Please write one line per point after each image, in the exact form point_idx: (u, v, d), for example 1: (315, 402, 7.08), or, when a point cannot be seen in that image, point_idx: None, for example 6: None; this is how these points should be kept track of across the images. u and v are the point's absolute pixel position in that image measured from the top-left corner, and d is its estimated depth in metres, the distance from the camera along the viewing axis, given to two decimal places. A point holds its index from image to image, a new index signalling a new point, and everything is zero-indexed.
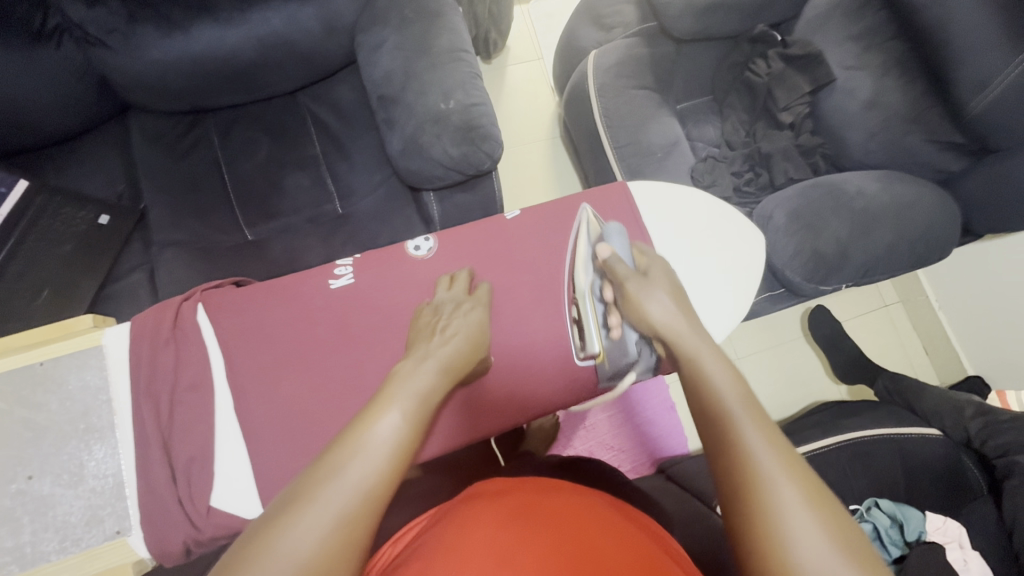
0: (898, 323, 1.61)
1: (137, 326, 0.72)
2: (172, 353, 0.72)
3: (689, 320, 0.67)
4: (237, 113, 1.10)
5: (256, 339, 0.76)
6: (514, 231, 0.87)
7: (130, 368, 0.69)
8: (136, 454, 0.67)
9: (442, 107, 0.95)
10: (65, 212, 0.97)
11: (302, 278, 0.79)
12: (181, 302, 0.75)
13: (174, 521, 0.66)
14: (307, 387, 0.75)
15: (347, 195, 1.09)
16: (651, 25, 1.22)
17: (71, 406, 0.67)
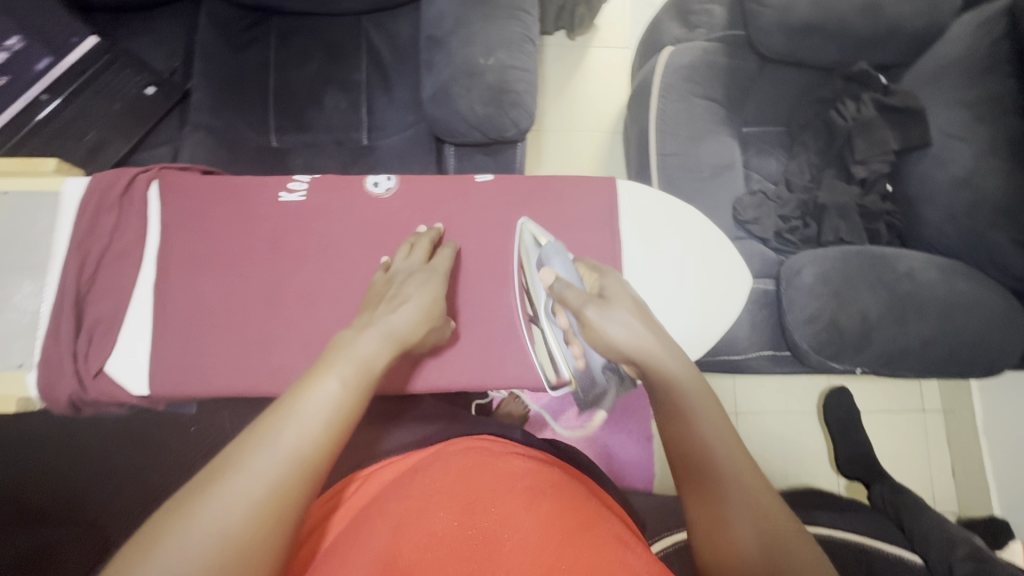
0: (931, 435, 1.43)
1: (93, 183, 0.74)
2: (114, 217, 0.74)
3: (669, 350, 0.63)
4: (299, 22, 1.12)
5: (197, 229, 0.77)
6: (478, 198, 0.82)
7: (74, 222, 0.73)
8: (53, 301, 0.71)
9: (480, 62, 0.91)
10: (122, 74, 1.04)
11: (258, 183, 0.79)
12: (138, 174, 0.76)
13: (62, 371, 0.69)
14: (230, 288, 0.76)
15: (378, 128, 1.09)
16: (741, 34, 1.10)
17: (19, 241, 0.72)
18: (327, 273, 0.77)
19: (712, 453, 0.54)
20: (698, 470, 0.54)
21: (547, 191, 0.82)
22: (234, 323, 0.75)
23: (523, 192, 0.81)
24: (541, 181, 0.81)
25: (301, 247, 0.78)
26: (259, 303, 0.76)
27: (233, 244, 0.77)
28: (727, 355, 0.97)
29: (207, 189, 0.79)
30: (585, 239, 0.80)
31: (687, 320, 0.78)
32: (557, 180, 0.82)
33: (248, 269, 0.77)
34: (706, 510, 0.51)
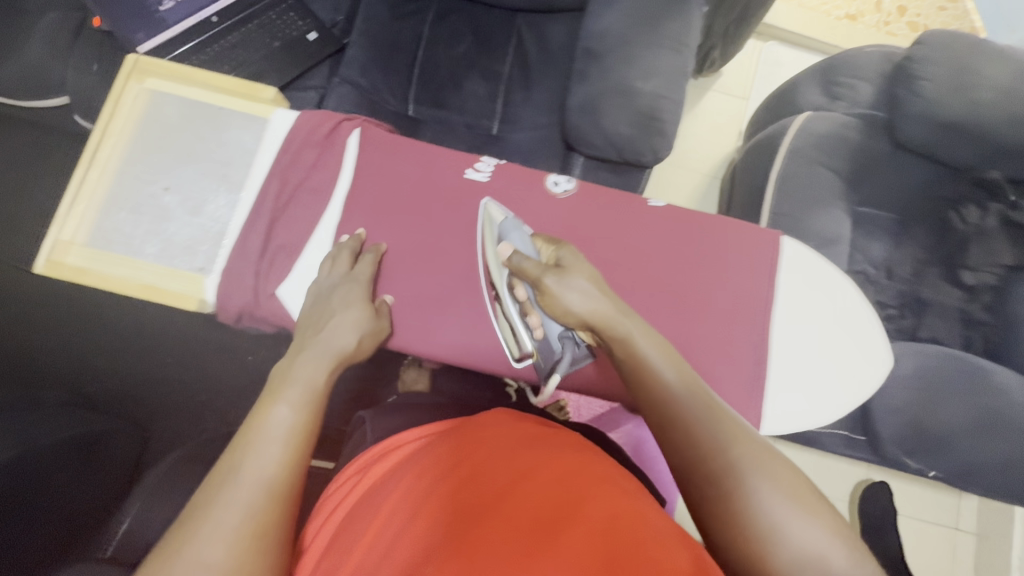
0: (958, 554, 1.41)
1: (300, 119, 0.78)
2: (314, 154, 0.77)
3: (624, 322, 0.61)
4: (459, 6, 1.16)
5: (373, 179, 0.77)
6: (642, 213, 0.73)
7: (279, 150, 0.77)
8: (245, 218, 0.74)
9: (637, 84, 0.92)
10: (288, 17, 1.10)
11: (449, 152, 0.79)
12: (343, 120, 0.78)
13: (244, 286, 0.72)
14: (395, 245, 0.76)
15: (509, 122, 1.11)
16: (880, 115, 1.12)
17: (225, 156, 0.76)
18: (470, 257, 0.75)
19: (700, 431, 0.52)
20: (689, 459, 0.52)
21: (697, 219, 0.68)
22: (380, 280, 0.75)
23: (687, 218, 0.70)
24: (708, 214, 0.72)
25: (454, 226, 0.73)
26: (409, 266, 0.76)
27: (397, 203, 0.77)
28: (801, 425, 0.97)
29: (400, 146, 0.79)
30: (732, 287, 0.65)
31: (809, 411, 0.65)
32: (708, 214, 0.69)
33: (407, 232, 0.76)
34: (707, 494, 0.50)
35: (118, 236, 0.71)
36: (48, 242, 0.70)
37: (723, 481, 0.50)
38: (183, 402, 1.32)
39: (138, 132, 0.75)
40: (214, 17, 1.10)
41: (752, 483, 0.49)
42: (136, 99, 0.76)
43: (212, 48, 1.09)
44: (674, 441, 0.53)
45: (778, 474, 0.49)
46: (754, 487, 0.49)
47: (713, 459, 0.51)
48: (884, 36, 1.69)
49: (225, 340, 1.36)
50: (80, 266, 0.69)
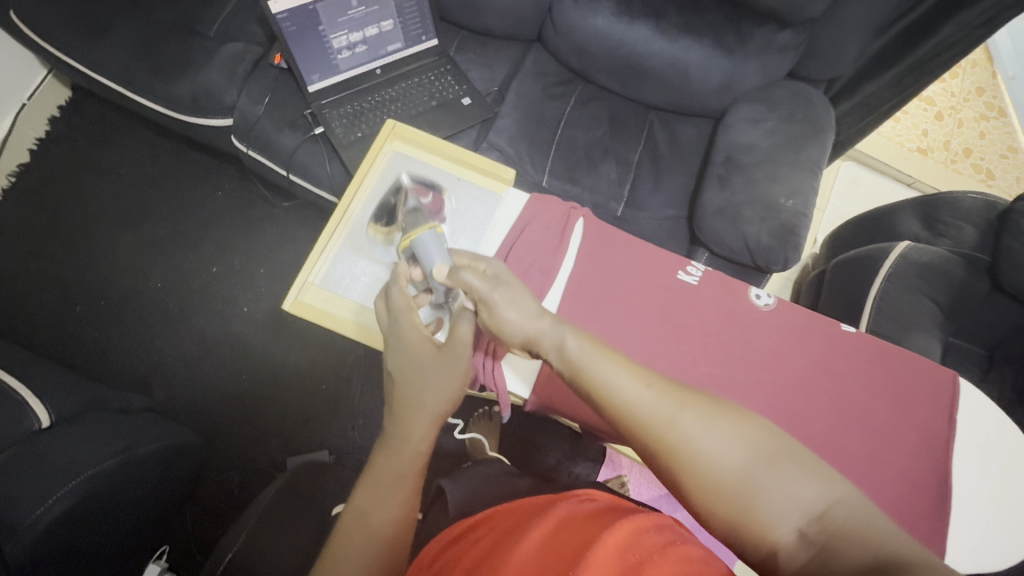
0: None
1: (532, 203, 0.78)
2: (541, 238, 0.75)
3: (540, 318, 0.59)
4: (599, 94, 1.25)
5: (586, 260, 0.75)
6: (845, 347, 0.71)
7: (511, 230, 0.76)
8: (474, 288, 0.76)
9: (781, 200, 1.00)
10: (448, 81, 1.19)
11: (658, 252, 0.77)
12: (570, 209, 0.78)
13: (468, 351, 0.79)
14: None
15: (635, 207, 1.17)
16: (983, 258, 1.20)
17: (461, 221, 0.78)
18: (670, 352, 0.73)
19: (643, 410, 0.50)
20: (648, 447, 0.50)
21: (893, 354, 0.71)
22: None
23: (884, 360, 0.71)
24: (906, 356, 0.71)
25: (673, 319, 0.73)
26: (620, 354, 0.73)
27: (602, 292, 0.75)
28: None
29: (612, 238, 0.76)
30: (924, 425, 0.69)
31: (982, 552, 0.65)
32: (898, 350, 0.72)
33: None
34: (681, 481, 0.47)
35: (356, 283, 0.74)
36: (296, 286, 0.73)
37: (680, 456, 0.48)
38: (249, 424, 1.29)
39: (385, 190, 0.79)
40: (378, 70, 1.17)
41: (705, 440, 0.47)
42: (382, 161, 0.79)
43: (372, 96, 1.16)
44: (629, 434, 0.51)
45: (727, 422, 0.48)
46: (714, 450, 0.47)
47: (666, 439, 0.48)
48: (953, 173, 1.80)
49: (300, 367, 1.33)
50: (321, 313, 0.71)
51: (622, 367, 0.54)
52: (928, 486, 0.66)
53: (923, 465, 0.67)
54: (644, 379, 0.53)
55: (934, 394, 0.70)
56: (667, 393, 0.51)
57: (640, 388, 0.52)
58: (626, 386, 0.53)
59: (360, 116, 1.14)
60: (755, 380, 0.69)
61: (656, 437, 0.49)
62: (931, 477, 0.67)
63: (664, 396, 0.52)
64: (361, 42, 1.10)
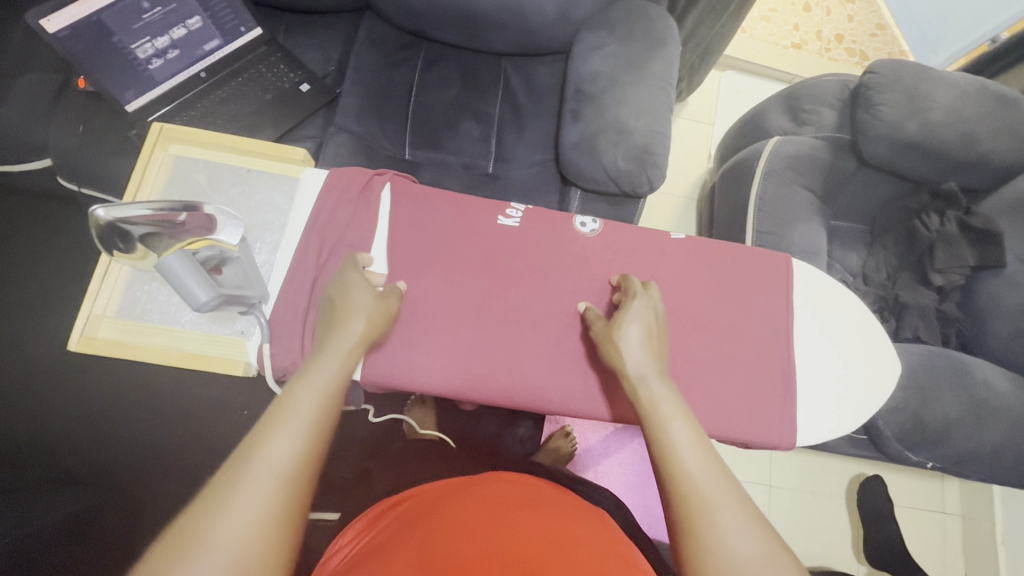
0: (949, 535, 1.54)
1: (332, 177, 0.76)
2: (350, 210, 0.74)
3: (661, 380, 0.61)
4: (446, 51, 1.20)
5: (425, 228, 0.77)
6: (671, 250, 0.76)
7: (314, 211, 0.73)
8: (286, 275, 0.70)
9: (631, 122, 0.99)
10: (280, 69, 1.11)
11: (476, 203, 0.80)
12: (374, 175, 0.78)
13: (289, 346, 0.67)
14: (444, 291, 0.75)
15: (505, 160, 1.15)
16: (845, 138, 1.23)
17: (260, 213, 0.73)
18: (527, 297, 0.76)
19: (696, 480, 0.50)
20: (679, 501, 0.49)
21: (726, 248, 0.77)
22: (442, 320, 0.74)
23: (709, 255, 0.76)
24: (725, 248, 0.77)
25: (522, 267, 0.77)
26: (479, 310, 0.75)
27: (433, 250, 0.77)
28: None
29: (431, 198, 0.79)
30: (764, 308, 0.74)
31: (834, 414, 0.71)
32: (728, 245, 0.78)
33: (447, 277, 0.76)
34: (692, 560, 0.46)
35: (149, 305, 0.67)
36: (81, 318, 0.65)
37: (706, 541, 0.46)
38: None
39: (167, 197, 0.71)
40: (203, 73, 1.08)
41: (735, 535, 0.46)
42: (162, 166, 0.72)
43: (201, 103, 1.08)
44: (666, 487, 0.51)
45: (765, 531, 0.46)
46: (744, 546, 0.45)
47: (698, 519, 0.47)
48: (828, 61, 1.83)
49: (212, 397, 1.28)
50: (115, 340, 0.65)
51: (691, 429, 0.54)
52: (776, 367, 0.72)
53: (766, 346, 0.73)
54: (713, 459, 0.51)
55: (759, 275, 0.75)
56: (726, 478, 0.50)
57: (698, 456, 0.51)
58: (689, 449, 0.52)
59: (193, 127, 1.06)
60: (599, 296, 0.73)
61: (695, 504, 0.48)
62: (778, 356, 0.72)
63: (721, 479, 0.50)
64: (171, 46, 1.00)
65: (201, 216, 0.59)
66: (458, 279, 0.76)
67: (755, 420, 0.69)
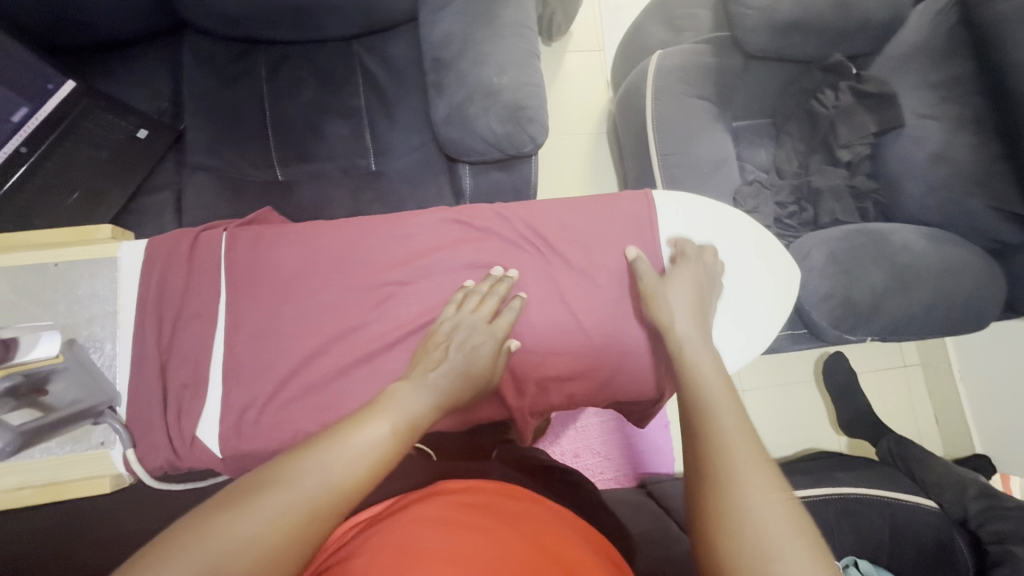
0: (912, 385, 1.62)
1: (153, 247, 0.71)
2: (181, 275, 0.70)
3: (706, 345, 0.66)
4: (290, 50, 1.09)
5: (263, 266, 0.71)
6: (543, 215, 0.76)
7: (141, 288, 0.69)
8: (132, 367, 0.68)
9: (495, 81, 0.92)
10: (107, 120, 1.00)
11: (314, 226, 0.73)
12: (199, 233, 0.72)
13: (155, 441, 0.66)
14: (291, 321, 0.69)
15: (384, 153, 1.08)
16: (724, 35, 1.17)
17: (81, 311, 0.69)
18: (392, 318, 0.70)
19: (734, 481, 0.48)
20: (715, 501, 0.48)
21: (606, 200, 0.78)
22: (316, 368, 0.68)
23: (578, 211, 0.77)
24: (600, 201, 0.78)
25: (369, 275, 0.71)
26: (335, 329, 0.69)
27: (277, 285, 0.70)
28: None
29: (262, 232, 0.72)
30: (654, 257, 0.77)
31: (736, 334, 0.78)
32: (600, 197, 0.79)
33: (293, 306, 0.70)
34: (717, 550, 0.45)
35: None
36: None
37: (737, 534, 0.45)
38: None
39: None
40: (24, 146, 0.92)
41: (760, 535, 0.44)
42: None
43: (30, 180, 0.92)
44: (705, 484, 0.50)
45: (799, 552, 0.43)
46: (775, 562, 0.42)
47: (734, 520, 0.46)
48: None
49: None
50: None
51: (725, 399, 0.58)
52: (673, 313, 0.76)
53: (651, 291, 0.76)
54: (754, 466, 0.50)
55: (633, 220, 0.77)
56: (766, 489, 0.47)
57: (743, 461, 0.50)
58: (734, 453, 0.51)
59: (28, 226, 0.91)
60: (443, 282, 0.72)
61: (731, 504, 0.47)
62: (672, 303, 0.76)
63: (763, 485, 0.48)
64: None
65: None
66: (321, 315, 0.69)
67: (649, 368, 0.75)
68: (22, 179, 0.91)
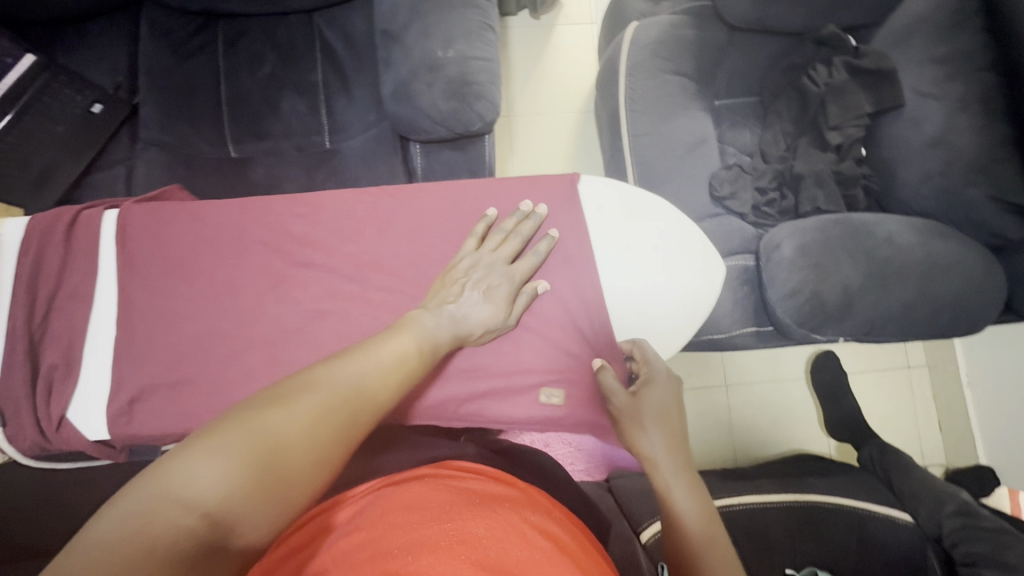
0: (917, 388, 1.50)
1: (31, 223, 0.71)
2: (58, 255, 0.71)
3: (684, 475, 0.67)
4: (248, 23, 1.06)
5: (157, 246, 0.73)
6: (445, 200, 0.76)
7: (13, 267, 0.69)
8: (3, 349, 0.67)
9: (439, 55, 0.87)
10: (64, 93, 0.99)
11: (211, 207, 0.75)
12: (81, 211, 0.73)
13: (22, 423, 0.67)
14: (192, 296, 0.72)
15: (340, 131, 1.05)
16: (705, 4, 1.09)
17: None
18: (291, 304, 0.73)
19: None
20: None
21: (520, 180, 0.78)
22: (217, 345, 0.71)
23: (479, 195, 0.76)
24: (509, 181, 0.77)
25: (269, 257, 0.74)
26: (228, 307, 0.72)
27: (179, 263, 0.73)
28: (713, 336, 0.96)
29: (155, 213, 0.74)
30: (565, 237, 0.76)
31: (653, 317, 0.78)
32: (513, 178, 0.78)
33: (196, 285, 0.73)
34: None
35: None
36: None
37: None
38: None
39: None
40: None
41: None
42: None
43: None
44: None
45: None
46: None
47: None
48: None
49: None
50: None
51: (691, 495, 0.66)
52: (583, 292, 0.75)
53: (558, 273, 0.76)
54: None
55: (545, 200, 0.77)
56: None
57: None
58: None
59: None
60: (335, 264, 0.74)
61: None
62: (582, 285, 0.76)
63: None
64: None
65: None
66: (221, 292, 0.73)
67: (554, 349, 0.76)
68: None
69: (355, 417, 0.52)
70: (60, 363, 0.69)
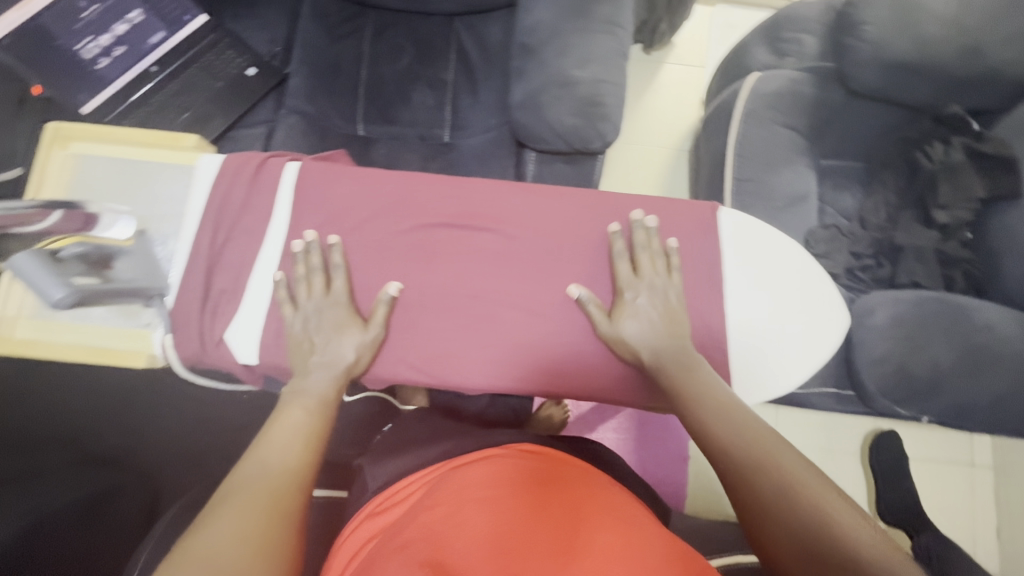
0: (977, 489, 1.43)
1: (224, 162, 0.81)
2: (244, 191, 0.80)
3: (670, 333, 0.73)
4: (395, 17, 1.15)
5: (321, 202, 0.81)
6: (587, 209, 0.81)
7: (208, 197, 0.79)
8: (185, 265, 0.77)
9: (574, 73, 0.93)
10: (226, 55, 1.10)
11: (375, 177, 0.82)
12: (268, 159, 0.82)
13: (190, 333, 0.76)
14: (342, 253, 0.79)
15: (460, 128, 1.12)
16: (829, 66, 1.12)
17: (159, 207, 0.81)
18: (423, 275, 0.79)
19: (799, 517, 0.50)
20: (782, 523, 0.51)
21: (666, 203, 0.82)
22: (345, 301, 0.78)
23: (627, 210, 0.81)
24: (654, 201, 0.82)
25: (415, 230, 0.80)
26: (377, 270, 0.79)
27: (332, 221, 0.80)
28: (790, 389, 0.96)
29: (324, 172, 0.82)
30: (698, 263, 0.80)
31: (766, 357, 0.80)
32: (658, 199, 0.82)
33: (344, 243, 0.80)
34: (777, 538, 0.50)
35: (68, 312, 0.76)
36: None
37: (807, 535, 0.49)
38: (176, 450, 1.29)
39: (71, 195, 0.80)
40: (154, 66, 1.07)
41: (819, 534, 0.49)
42: (62, 164, 0.81)
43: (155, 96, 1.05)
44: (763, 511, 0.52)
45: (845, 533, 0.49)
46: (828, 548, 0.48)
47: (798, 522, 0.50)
48: None
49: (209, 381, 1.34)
50: (27, 339, 0.74)
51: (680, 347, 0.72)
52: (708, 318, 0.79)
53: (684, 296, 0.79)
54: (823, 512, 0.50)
55: (686, 224, 0.81)
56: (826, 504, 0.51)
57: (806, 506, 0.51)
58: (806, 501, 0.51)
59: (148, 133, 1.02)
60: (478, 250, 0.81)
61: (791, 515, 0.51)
62: (703, 305, 0.79)
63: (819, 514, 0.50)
64: (116, 43, 1.00)
65: (79, 217, 0.71)
66: (360, 255, 0.79)
67: None
68: (147, 95, 1.06)
69: (286, 492, 0.54)
70: (228, 288, 0.78)
